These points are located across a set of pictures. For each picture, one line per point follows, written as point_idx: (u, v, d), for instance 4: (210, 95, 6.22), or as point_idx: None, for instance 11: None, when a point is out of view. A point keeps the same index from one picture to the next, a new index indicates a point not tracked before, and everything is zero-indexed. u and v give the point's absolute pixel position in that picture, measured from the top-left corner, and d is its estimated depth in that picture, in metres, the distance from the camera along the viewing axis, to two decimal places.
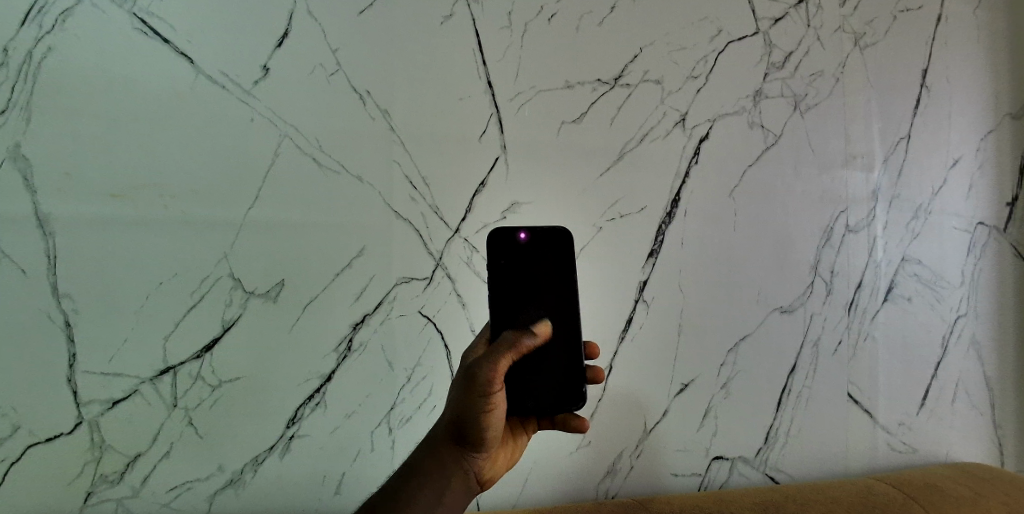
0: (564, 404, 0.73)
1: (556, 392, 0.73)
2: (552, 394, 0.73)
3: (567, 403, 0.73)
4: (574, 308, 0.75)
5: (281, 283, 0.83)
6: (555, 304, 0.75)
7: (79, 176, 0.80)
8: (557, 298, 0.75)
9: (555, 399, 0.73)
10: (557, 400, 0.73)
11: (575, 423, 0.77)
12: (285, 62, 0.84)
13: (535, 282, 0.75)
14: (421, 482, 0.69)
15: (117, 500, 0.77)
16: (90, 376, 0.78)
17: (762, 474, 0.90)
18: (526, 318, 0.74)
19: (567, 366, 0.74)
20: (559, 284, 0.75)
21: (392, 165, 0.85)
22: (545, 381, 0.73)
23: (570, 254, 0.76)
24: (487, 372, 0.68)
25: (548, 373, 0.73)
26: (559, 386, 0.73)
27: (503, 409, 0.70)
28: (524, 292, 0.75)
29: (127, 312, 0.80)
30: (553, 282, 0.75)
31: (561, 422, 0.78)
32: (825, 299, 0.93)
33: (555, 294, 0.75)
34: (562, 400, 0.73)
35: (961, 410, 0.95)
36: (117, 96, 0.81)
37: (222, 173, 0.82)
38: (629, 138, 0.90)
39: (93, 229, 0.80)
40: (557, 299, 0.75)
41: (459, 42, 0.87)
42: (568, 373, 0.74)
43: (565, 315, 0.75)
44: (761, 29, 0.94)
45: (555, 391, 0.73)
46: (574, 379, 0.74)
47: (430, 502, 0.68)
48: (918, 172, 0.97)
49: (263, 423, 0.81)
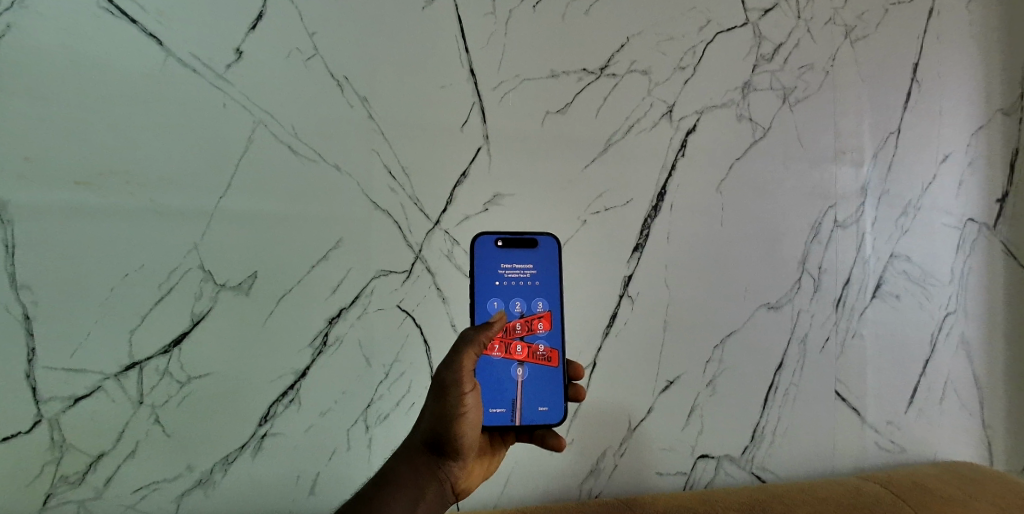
0: (543, 420, 0.73)
1: (534, 409, 0.73)
2: (530, 411, 0.73)
3: (546, 419, 0.73)
4: (559, 321, 0.75)
5: (254, 275, 0.80)
6: (541, 315, 0.75)
7: (39, 160, 0.76)
8: (542, 309, 0.75)
9: (533, 417, 0.73)
10: (535, 416, 0.73)
11: (552, 441, 0.74)
12: (260, 46, 0.81)
13: (520, 291, 0.75)
14: (397, 493, 0.65)
15: (78, 502, 0.74)
16: (50, 372, 0.75)
17: (750, 473, 0.88)
18: (510, 329, 0.74)
19: (548, 382, 0.74)
20: (545, 295, 0.76)
21: (372, 153, 0.83)
22: (525, 395, 0.73)
23: (559, 265, 0.77)
24: (455, 374, 0.66)
25: (528, 387, 0.73)
26: (538, 401, 0.73)
27: (476, 414, 0.68)
28: (508, 302, 0.75)
29: (91, 305, 0.76)
30: (538, 293, 0.75)
31: (539, 438, 0.75)
32: (813, 295, 0.92)
33: (541, 305, 0.75)
34: (542, 416, 0.73)
35: (948, 409, 0.94)
36: (81, 76, 0.77)
37: (192, 159, 0.79)
38: (616, 129, 0.88)
39: (53, 218, 0.76)
40: (543, 310, 0.75)
41: (442, 27, 0.85)
42: (549, 389, 0.74)
43: (550, 328, 0.75)
44: (750, 21, 0.92)
45: (534, 406, 0.73)
46: (554, 396, 0.74)
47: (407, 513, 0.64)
48: (906, 169, 0.95)
49: (234, 420, 0.78)
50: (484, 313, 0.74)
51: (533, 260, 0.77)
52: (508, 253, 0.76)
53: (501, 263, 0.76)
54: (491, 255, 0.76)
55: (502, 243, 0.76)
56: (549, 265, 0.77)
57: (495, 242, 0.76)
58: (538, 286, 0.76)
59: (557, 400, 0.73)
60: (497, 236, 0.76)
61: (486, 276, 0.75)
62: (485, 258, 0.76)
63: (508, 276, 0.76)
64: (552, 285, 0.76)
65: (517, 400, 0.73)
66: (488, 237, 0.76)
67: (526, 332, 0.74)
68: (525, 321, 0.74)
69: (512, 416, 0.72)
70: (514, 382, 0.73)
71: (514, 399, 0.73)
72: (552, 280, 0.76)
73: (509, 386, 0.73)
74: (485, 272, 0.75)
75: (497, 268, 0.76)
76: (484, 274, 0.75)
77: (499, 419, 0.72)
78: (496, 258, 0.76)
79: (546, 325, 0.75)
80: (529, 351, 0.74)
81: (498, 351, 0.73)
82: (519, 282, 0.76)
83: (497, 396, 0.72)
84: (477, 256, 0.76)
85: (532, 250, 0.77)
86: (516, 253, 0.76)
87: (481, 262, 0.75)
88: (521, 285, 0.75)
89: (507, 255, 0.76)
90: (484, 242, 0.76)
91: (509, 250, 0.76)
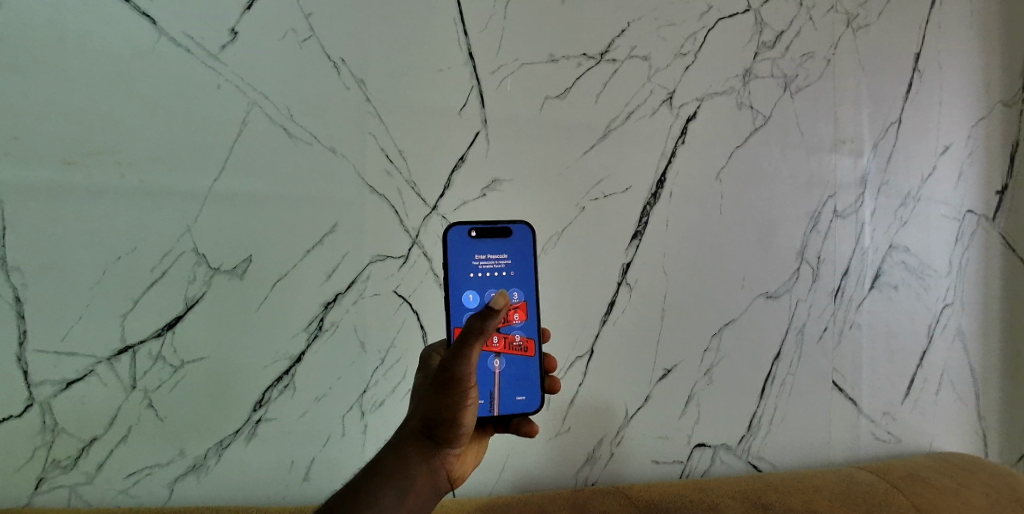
0: (520, 409, 0.73)
1: (512, 398, 0.73)
2: (507, 401, 0.72)
3: (524, 408, 0.73)
4: (535, 311, 0.74)
5: (249, 259, 0.79)
6: (516, 306, 0.74)
7: (29, 141, 0.75)
8: (518, 300, 0.74)
9: (511, 407, 0.72)
10: (513, 406, 0.73)
11: (526, 427, 0.73)
12: (255, 26, 0.79)
13: (495, 283, 0.74)
14: (386, 483, 0.64)
15: (70, 487, 0.74)
16: (41, 355, 0.74)
17: (745, 463, 0.88)
18: None
19: (525, 372, 0.73)
20: (520, 286, 0.75)
21: (368, 137, 0.82)
22: (502, 385, 0.73)
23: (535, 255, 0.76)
24: (462, 369, 0.64)
25: (505, 377, 0.73)
26: (515, 391, 0.73)
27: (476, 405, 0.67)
28: (483, 294, 0.74)
29: (82, 289, 0.76)
30: (514, 284, 0.75)
31: (514, 427, 0.73)
32: (811, 286, 0.91)
33: (516, 295, 0.74)
34: (520, 405, 0.73)
35: (943, 400, 0.94)
36: (71, 55, 0.76)
37: (186, 142, 0.78)
38: (615, 116, 0.87)
39: (44, 198, 0.75)
40: (519, 300, 0.74)
41: (440, 9, 0.83)
42: (526, 378, 0.73)
43: (526, 319, 0.74)
44: (752, 7, 0.91)
45: (511, 396, 0.73)
46: (531, 384, 0.73)
47: (397, 502, 0.63)
48: (905, 159, 0.95)
49: (228, 406, 0.77)
50: (459, 305, 0.73)
51: (507, 250, 0.75)
52: (482, 244, 0.75)
53: (476, 255, 0.75)
54: (464, 247, 0.75)
55: (476, 233, 0.75)
56: (524, 254, 0.75)
57: (469, 232, 0.75)
58: (514, 276, 0.75)
59: (533, 389, 0.73)
60: (471, 227, 0.75)
61: (460, 269, 0.74)
62: (458, 249, 0.74)
63: (483, 268, 0.74)
64: (527, 274, 0.75)
65: (495, 391, 0.72)
66: (461, 227, 0.75)
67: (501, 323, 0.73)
68: None
69: (490, 407, 0.72)
70: (491, 373, 0.73)
71: (491, 390, 0.72)
72: (528, 270, 0.75)
73: (486, 377, 0.72)
74: (460, 264, 0.74)
75: (471, 259, 0.74)
76: (458, 266, 0.74)
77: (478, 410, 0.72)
78: (470, 249, 0.75)
79: (521, 316, 0.74)
80: (505, 342, 0.73)
81: None
82: (494, 273, 0.75)
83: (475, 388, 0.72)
84: (452, 248, 0.74)
85: (507, 240, 0.75)
86: (490, 243, 0.75)
87: (455, 253, 0.74)
88: (496, 277, 0.75)
89: (481, 246, 0.75)
90: (458, 232, 0.75)
91: (484, 240, 0.75)
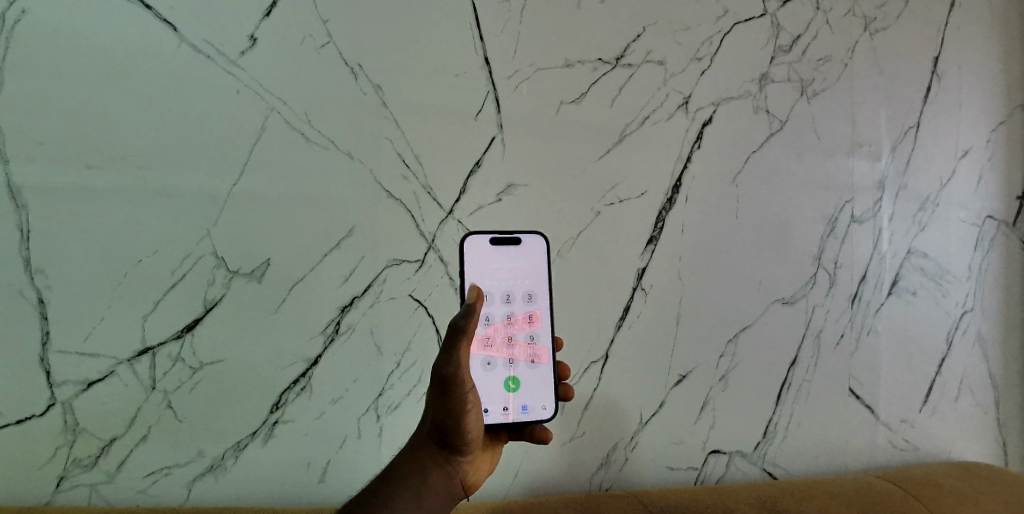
0: (535, 416, 0.73)
1: (526, 405, 0.73)
2: (522, 408, 0.73)
3: (537, 415, 0.73)
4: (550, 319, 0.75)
5: (267, 262, 0.80)
6: (531, 314, 0.74)
7: (52, 145, 0.77)
8: (533, 307, 0.74)
9: (525, 414, 0.73)
10: (528, 413, 0.73)
11: (539, 432, 0.75)
12: (273, 32, 0.80)
13: (511, 291, 0.74)
14: (399, 489, 0.64)
15: (90, 486, 0.75)
16: (64, 356, 0.76)
17: (761, 469, 0.87)
18: (501, 328, 0.73)
19: (539, 379, 0.74)
20: (535, 294, 0.75)
21: (384, 142, 0.82)
22: (517, 392, 0.73)
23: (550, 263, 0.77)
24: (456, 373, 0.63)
25: (520, 384, 0.73)
26: (530, 398, 0.73)
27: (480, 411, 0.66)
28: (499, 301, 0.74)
29: (103, 291, 0.77)
30: (529, 292, 0.75)
31: (527, 434, 0.75)
32: (828, 291, 0.90)
33: (531, 303, 0.75)
34: (534, 412, 0.73)
35: (963, 407, 0.93)
36: (94, 61, 0.78)
37: (205, 146, 0.79)
38: (631, 120, 0.87)
39: (67, 201, 0.77)
40: (534, 308, 0.74)
41: (456, 15, 0.84)
42: (540, 385, 0.74)
43: (541, 326, 0.74)
44: (768, 11, 0.91)
45: (526, 403, 0.73)
46: (545, 392, 0.74)
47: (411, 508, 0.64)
48: (924, 163, 0.94)
49: (245, 407, 0.78)
50: None
51: (522, 258, 0.76)
52: (498, 252, 0.75)
53: (492, 263, 0.75)
54: (480, 256, 0.75)
55: (492, 242, 0.75)
56: (539, 263, 0.76)
57: (485, 241, 0.75)
58: (529, 284, 0.75)
59: (547, 396, 0.74)
60: (488, 235, 0.75)
61: (476, 277, 0.74)
62: (475, 257, 0.75)
63: (499, 276, 0.75)
64: (542, 283, 0.75)
65: (510, 398, 0.73)
66: (477, 236, 0.75)
67: (516, 331, 0.74)
68: (516, 320, 0.74)
69: (505, 414, 0.72)
70: (506, 380, 0.73)
71: (506, 397, 0.72)
72: (543, 278, 0.75)
73: (501, 384, 0.72)
74: (476, 272, 0.74)
75: (488, 267, 0.75)
76: (474, 274, 0.74)
77: (493, 417, 0.72)
78: (486, 257, 0.75)
79: (536, 323, 0.74)
80: (520, 349, 0.74)
81: (489, 351, 0.73)
82: (510, 281, 0.75)
83: (490, 394, 0.72)
84: (468, 256, 0.74)
85: (523, 249, 0.76)
86: (506, 252, 0.75)
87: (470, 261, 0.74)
88: (511, 285, 0.75)
89: (496, 254, 0.75)
90: (474, 241, 0.75)
91: (500, 249, 0.75)
